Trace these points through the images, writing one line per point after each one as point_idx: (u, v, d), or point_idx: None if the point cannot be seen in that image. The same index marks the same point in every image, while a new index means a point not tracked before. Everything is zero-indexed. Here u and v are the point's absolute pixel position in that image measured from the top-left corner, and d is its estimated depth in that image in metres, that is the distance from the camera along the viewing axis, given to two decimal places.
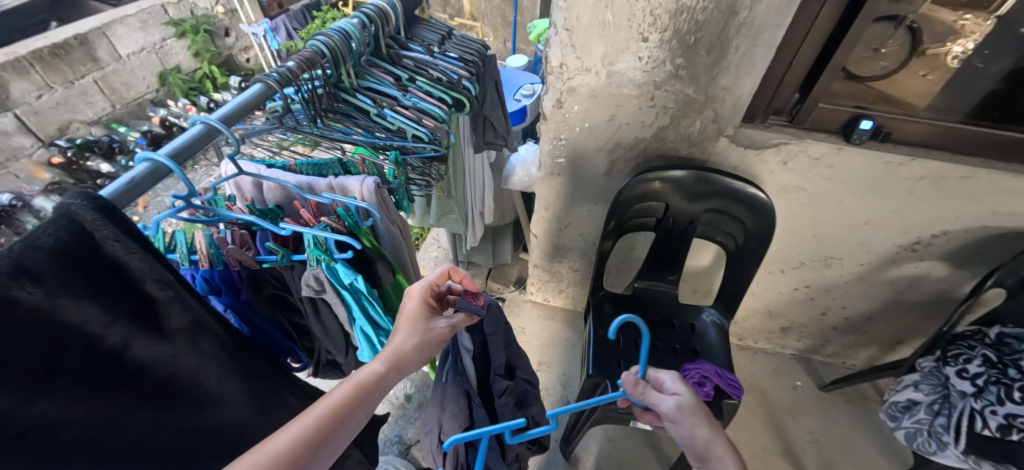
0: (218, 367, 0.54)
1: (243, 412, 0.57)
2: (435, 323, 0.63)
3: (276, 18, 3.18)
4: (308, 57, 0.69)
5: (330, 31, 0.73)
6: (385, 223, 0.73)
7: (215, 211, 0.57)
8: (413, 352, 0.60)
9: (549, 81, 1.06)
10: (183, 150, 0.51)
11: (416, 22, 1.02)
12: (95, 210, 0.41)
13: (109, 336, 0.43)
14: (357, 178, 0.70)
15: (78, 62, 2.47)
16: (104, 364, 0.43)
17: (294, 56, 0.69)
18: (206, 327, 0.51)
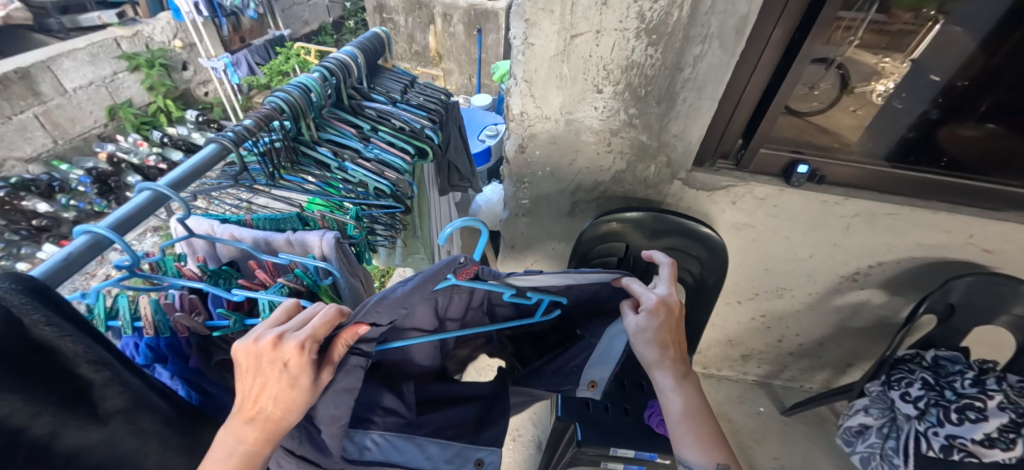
0: (158, 446, 0.49)
1: None
2: (287, 336, 0.47)
3: (237, 52, 3.24)
4: (266, 113, 0.69)
5: (289, 87, 0.74)
6: (345, 274, 0.71)
7: (158, 278, 0.55)
8: (282, 374, 0.46)
9: (511, 129, 1.10)
10: (129, 218, 0.49)
11: (379, 72, 1.04)
12: (24, 293, 0.40)
13: (35, 427, 0.41)
14: (316, 232, 0.69)
15: (18, 96, 2.35)
16: (30, 455, 0.40)
17: (252, 112, 0.68)
18: (147, 405, 0.48)
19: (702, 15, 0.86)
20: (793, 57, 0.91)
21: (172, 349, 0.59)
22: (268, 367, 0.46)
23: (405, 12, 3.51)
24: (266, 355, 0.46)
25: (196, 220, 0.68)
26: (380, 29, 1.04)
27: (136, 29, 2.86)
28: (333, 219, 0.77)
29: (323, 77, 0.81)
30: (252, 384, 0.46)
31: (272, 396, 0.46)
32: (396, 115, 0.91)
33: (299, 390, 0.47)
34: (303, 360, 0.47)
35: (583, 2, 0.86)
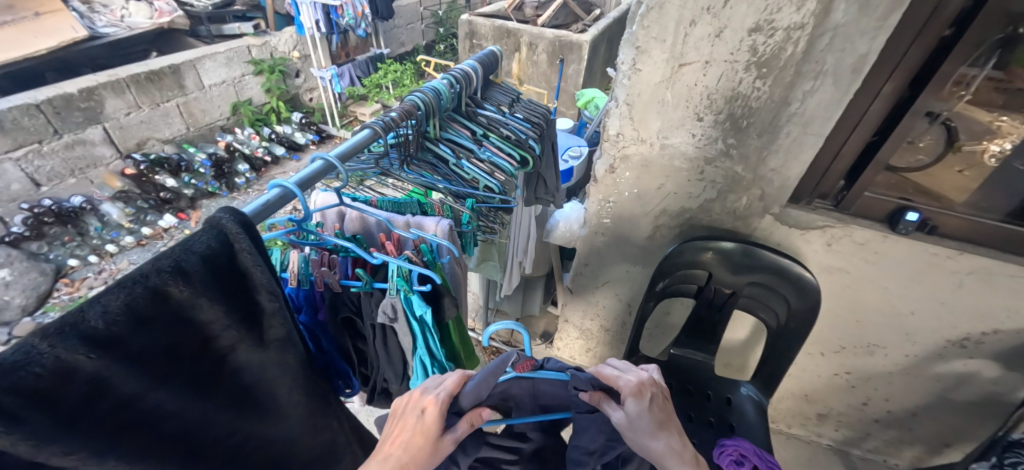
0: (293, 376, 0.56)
1: (297, 424, 0.61)
2: (427, 393, 0.54)
3: (343, 65, 3.60)
4: (407, 108, 0.77)
5: (425, 89, 0.83)
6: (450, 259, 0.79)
7: (316, 235, 0.64)
8: (415, 422, 0.52)
9: (604, 148, 1.16)
10: (309, 179, 0.58)
11: (489, 87, 1.14)
12: (237, 225, 0.48)
13: (222, 338, 0.49)
14: (433, 218, 0.79)
15: (167, 88, 2.75)
16: (212, 362, 0.49)
17: (395, 107, 0.77)
18: (294, 342, 0.56)
19: (818, 51, 0.86)
20: (906, 110, 0.87)
21: (308, 302, 0.69)
22: (410, 415, 0.52)
23: (494, 39, 3.74)
24: (410, 404, 0.54)
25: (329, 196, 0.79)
26: (495, 48, 1.14)
27: (265, 40, 3.24)
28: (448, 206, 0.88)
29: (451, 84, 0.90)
30: (391, 430, 0.53)
31: (404, 443, 0.51)
32: (505, 125, 0.99)
33: (423, 444, 0.51)
34: (438, 414, 0.52)
35: (695, 33, 0.91)
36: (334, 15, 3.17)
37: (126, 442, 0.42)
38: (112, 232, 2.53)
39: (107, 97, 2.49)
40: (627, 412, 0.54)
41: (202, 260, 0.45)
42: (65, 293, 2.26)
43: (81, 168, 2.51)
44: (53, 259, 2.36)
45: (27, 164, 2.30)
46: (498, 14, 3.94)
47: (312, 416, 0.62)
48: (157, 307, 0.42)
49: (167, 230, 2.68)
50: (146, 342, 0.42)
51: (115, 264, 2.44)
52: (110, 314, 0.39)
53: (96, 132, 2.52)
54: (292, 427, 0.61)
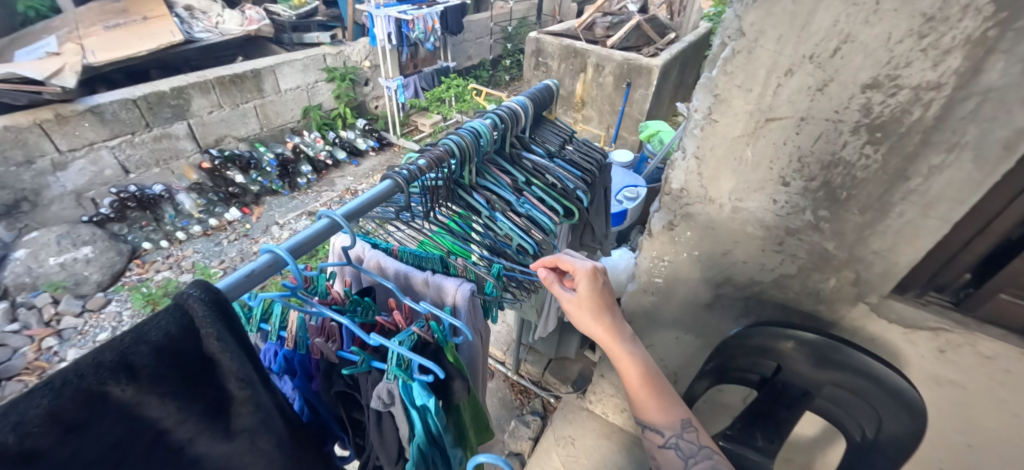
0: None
1: None
2: None
3: (410, 76, 3.66)
4: (439, 155, 0.69)
5: (463, 131, 0.75)
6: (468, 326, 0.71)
7: (310, 304, 0.56)
8: None
9: (664, 204, 1.02)
10: (304, 243, 0.51)
11: (541, 124, 1.04)
12: (206, 306, 0.41)
13: (178, 431, 0.42)
14: (454, 279, 0.71)
15: (247, 90, 2.94)
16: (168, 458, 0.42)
17: (425, 152, 0.69)
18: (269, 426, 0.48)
19: (958, 119, 0.66)
20: None
21: (303, 367, 0.62)
22: None
23: (560, 58, 3.66)
24: None
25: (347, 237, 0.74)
26: (551, 82, 1.05)
27: (341, 49, 3.38)
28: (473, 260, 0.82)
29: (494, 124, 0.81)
30: None
31: None
32: (550, 171, 0.89)
33: None
34: None
35: (790, 85, 0.75)
36: (405, 29, 3.24)
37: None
38: (183, 220, 2.72)
39: (194, 96, 2.70)
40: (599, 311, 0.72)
41: (152, 352, 0.39)
42: (135, 274, 2.45)
43: (166, 159, 2.74)
44: (130, 241, 2.57)
45: (120, 153, 2.53)
46: (567, 33, 3.86)
47: None
48: (91, 409, 0.36)
49: (231, 223, 2.82)
50: (74, 451, 0.36)
51: (181, 251, 2.61)
52: (26, 425, 0.32)
53: (181, 127, 2.73)
54: None
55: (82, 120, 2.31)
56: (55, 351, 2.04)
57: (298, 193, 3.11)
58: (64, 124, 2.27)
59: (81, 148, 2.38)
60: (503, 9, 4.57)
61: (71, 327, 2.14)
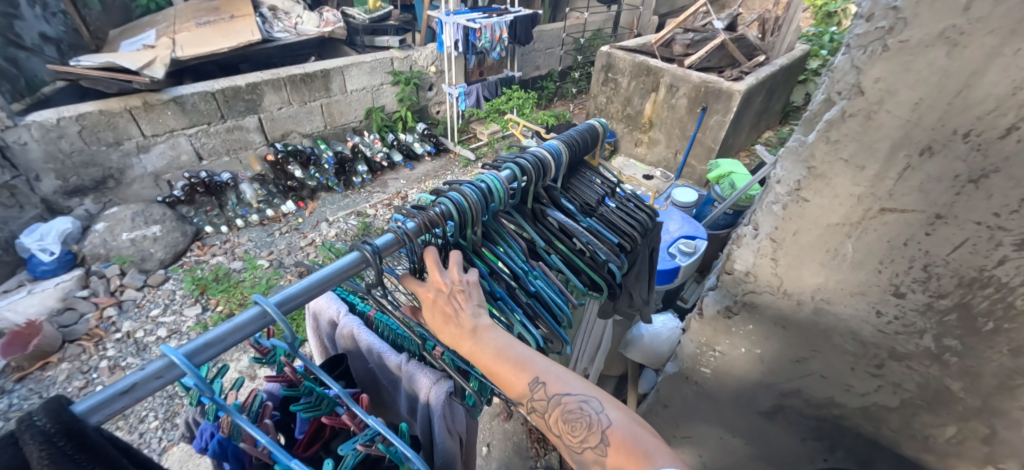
0: None
1: None
2: None
3: (473, 84, 3.65)
4: (431, 218, 0.59)
5: (468, 188, 0.62)
6: (440, 429, 0.64)
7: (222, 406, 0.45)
8: None
9: (724, 283, 0.87)
10: (218, 340, 0.43)
11: (580, 170, 0.88)
12: (45, 440, 0.34)
13: None
14: (430, 375, 0.65)
15: (316, 89, 3.04)
16: None
17: (417, 213, 0.60)
18: None
19: None
20: None
21: (236, 456, 0.55)
22: None
23: (631, 75, 3.43)
24: None
25: (328, 302, 0.77)
26: (597, 119, 0.87)
27: (409, 53, 3.40)
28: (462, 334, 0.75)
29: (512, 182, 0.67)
30: None
31: None
32: (577, 235, 0.74)
33: None
34: None
35: (919, 177, 0.59)
36: (472, 37, 3.15)
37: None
38: (243, 208, 2.86)
39: (266, 92, 2.83)
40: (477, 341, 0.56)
41: None
42: (194, 255, 2.59)
43: (236, 150, 2.91)
44: (195, 223, 2.74)
45: (196, 140, 2.71)
46: (643, 48, 3.61)
47: None
48: None
49: (286, 215, 2.93)
50: None
51: (237, 237, 2.74)
52: None
53: (252, 120, 2.88)
54: None
55: (165, 108, 2.51)
56: (113, 320, 2.21)
57: (350, 192, 3.17)
58: (150, 111, 2.47)
59: (162, 134, 2.57)
60: (578, 19, 4.41)
61: (131, 299, 2.31)
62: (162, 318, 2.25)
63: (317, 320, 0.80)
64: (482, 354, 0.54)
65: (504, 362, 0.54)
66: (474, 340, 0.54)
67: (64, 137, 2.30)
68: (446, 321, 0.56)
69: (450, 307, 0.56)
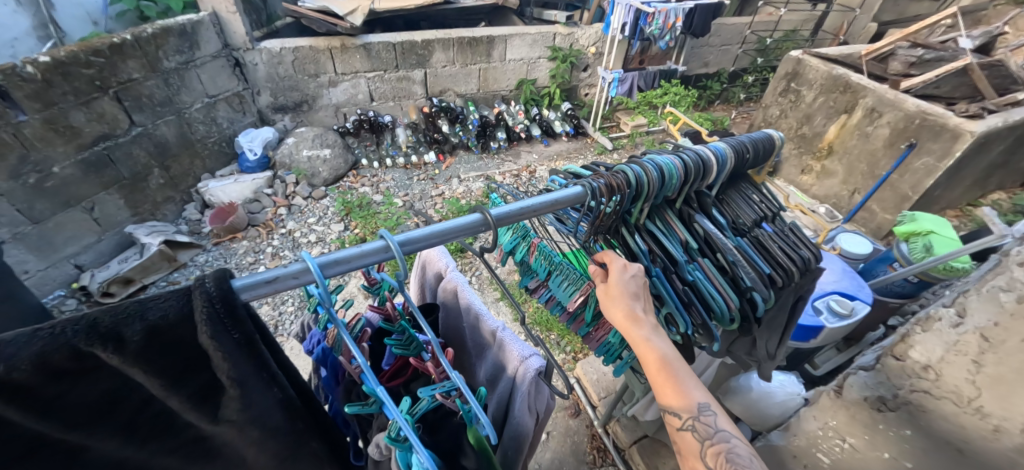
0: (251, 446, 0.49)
1: None
2: None
3: (631, 71, 3.41)
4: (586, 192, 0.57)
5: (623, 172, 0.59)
6: (522, 405, 0.64)
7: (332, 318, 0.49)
8: None
9: (886, 367, 0.81)
10: (346, 261, 0.44)
11: (739, 182, 0.75)
12: (208, 301, 0.40)
13: (171, 399, 0.43)
14: (523, 349, 0.63)
15: (478, 53, 3.20)
16: (161, 415, 0.46)
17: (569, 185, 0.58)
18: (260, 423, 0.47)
19: None
20: None
21: (333, 367, 0.60)
22: None
23: (820, 90, 2.92)
24: None
25: (439, 255, 0.80)
26: (777, 133, 0.74)
27: (573, 31, 3.35)
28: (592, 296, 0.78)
29: (670, 174, 0.60)
30: None
31: None
32: (722, 251, 0.64)
33: None
34: None
35: None
36: (643, 21, 2.99)
37: (34, 465, 0.41)
38: (394, 150, 3.23)
39: (436, 50, 3.07)
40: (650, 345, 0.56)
41: (144, 331, 0.39)
42: (348, 181, 3.02)
43: (401, 98, 3.26)
44: (356, 154, 3.18)
45: (372, 84, 3.10)
46: (848, 59, 3.00)
47: None
48: (83, 362, 0.38)
49: (427, 164, 3.22)
50: (68, 390, 0.39)
51: (383, 174, 3.11)
52: (18, 366, 0.35)
53: (419, 74, 3.17)
54: None
55: (356, 52, 2.91)
56: (282, 218, 2.72)
57: (485, 155, 3.34)
58: (345, 52, 2.88)
59: (348, 73, 2.99)
60: (771, 16, 3.83)
61: (298, 204, 2.80)
62: (315, 226, 2.69)
63: (426, 270, 0.85)
64: (657, 361, 0.56)
65: (669, 374, 0.57)
66: (655, 345, 0.56)
67: (282, 64, 2.83)
68: (621, 313, 0.57)
69: (628, 297, 0.58)
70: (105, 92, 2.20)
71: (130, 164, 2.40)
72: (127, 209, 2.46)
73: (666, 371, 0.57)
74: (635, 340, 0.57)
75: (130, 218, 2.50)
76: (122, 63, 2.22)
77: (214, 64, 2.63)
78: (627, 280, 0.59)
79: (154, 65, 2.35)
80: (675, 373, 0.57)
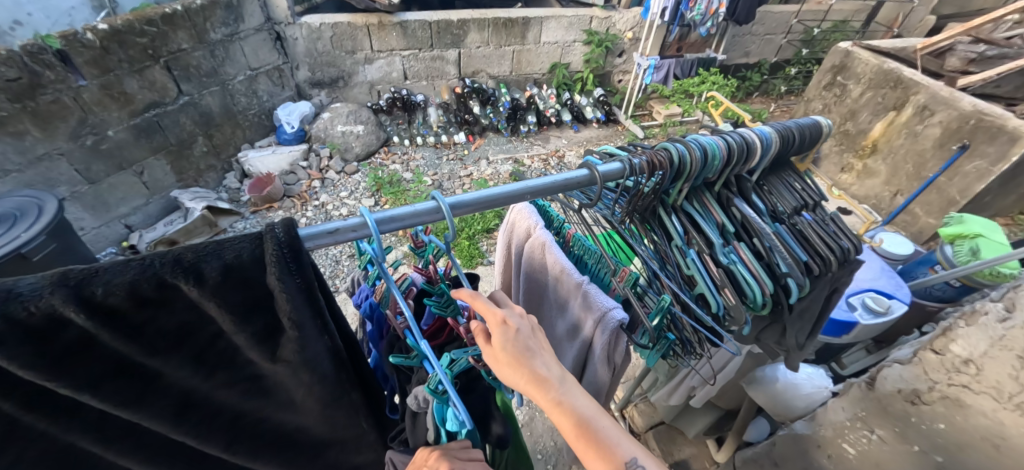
0: (306, 384, 0.53)
1: (312, 420, 0.60)
2: None
3: (667, 59, 3.34)
4: (633, 166, 0.57)
5: (669, 148, 0.59)
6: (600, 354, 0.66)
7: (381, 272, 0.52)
8: None
9: (925, 361, 0.80)
10: (402, 218, 0.46)
11: (781, 170, 0.74)
12: (281, 244, 0.41)
13: (238, 336, 0.46)
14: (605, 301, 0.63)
15: (513, 35, 3.18)
16: (226, 351, 0.49)
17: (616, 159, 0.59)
18: (314, 366, 0.50)
19: None
20: None
21: (379, 322, 0.65)
22: None
23: (868, 84, 2.79)
24: None
25: (527, 214, 0.76)
26: (824, 120, 0.73)
27: (610, 15, 3.28)
28: (634, 278, 0.66)
29: (714, 154, 0.60)
30: None
31: None
32: (760, 235, 0.65)
33: None
34: None
35: None
36: (684, 7, 2.91)
37: (114, 388, 0.44)
38: (426, 129, 3.27)
39: (471, 31, 3.07)
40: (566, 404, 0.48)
41: (222, 267, 0.40)
42: (380, 157, 3.09)
43: (434, 77, 3.28)
44: (388, 131, 3.24)
45: (406, 62, 3.13)
46: (900, 53, 2.85)
47: (331, 417, 0.60)
48: (165, 293, 0.40)
49: (456, 144, 3.25)
50: (149, 318, 0.41)
51: (413, 153, 3.16)
52: (112, 288, 0.37)
53: (453, 54, 3.18)
54: (306, 419, 0.61)
55: (393, 30, 2.94)
56: (315, 191, 2.81)
57: (515, 138, 3.35)
58: (382, 29, 2.91)
59: (384, 51, 3.03)
60: (821, 4, 3.66)
61: (331, 178, 2.88)
62: (347, 200, 2.77)
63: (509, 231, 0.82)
64: (573, 426, 0.47)
65: (590, 438, 0.47)
66: (565, 408, 0.48)
67: (321, 39, 2.89)
68: (524, 376, 0.48)
69: (528, 353, 0.49)
70: (156, 61, 2.29)
71: (176, 131, 2.50)
72: (172, 174, 2.58)
73: (586, 436, 0.47)
74: (544, 406, 0.48)
75: (175, 183, 2.62)
76: (172, 33, 2.31)
77: (256, 37, 2.70)
78: (518, 327, 0.50)
79: (201, 36, 2.43)
80: (598, 437, 0.47)
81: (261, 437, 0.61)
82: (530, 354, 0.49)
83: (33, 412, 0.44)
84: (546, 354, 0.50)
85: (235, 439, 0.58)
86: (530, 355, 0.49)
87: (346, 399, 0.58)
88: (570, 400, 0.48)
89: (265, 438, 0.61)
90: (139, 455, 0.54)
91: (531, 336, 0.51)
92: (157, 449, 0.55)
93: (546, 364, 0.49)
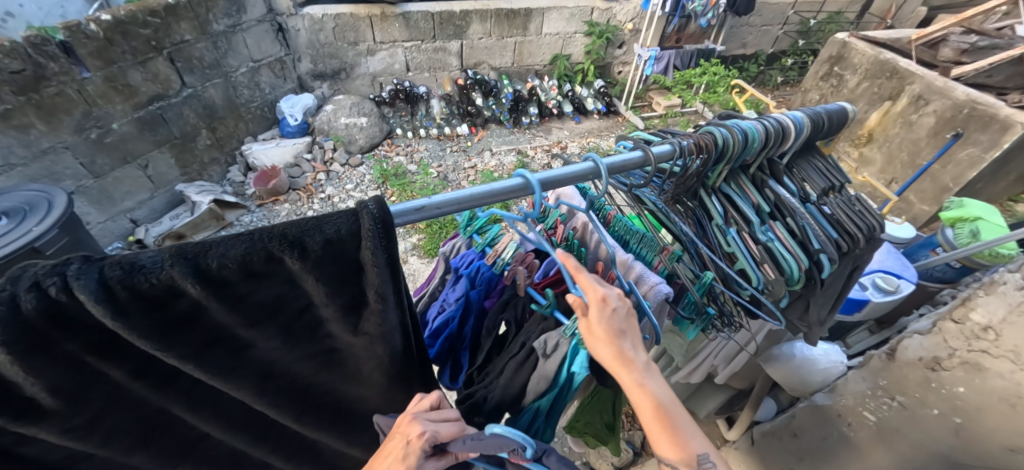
0: (379, 355, 0.56)
1: (375, 391, 0.63)
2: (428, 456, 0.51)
3: (667, 50, 3.38)
4: (682, 148, 0.61)
5: (714, 131, 0.63)
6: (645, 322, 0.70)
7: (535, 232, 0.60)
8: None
9: (944, 330, 0.86)
10: (480, 198, 0.48)
11: (808, 153, 0.78)
12: (375, 220, 0.43)
13: (325, 309, 0.49)
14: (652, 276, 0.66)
15: (515, 26, 3.19)
16: (310, 324, 0.51)
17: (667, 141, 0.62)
18: (388, 340, 0.54)
19: None
20: None
21: (485, 284, 0.73)
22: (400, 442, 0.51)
23: (865, 74, 2.86)
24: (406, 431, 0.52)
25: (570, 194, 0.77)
26: (849, 106, 0.76)
27: (611, 6, 3.29)
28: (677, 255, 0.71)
29: (754, 137, 0.64)
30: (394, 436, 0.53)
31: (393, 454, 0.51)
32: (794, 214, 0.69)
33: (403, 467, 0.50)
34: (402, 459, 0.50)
35: None
36: None
37: (211, 356, 0.47)
38: (428, 120, 3.28)
39: (473, 22, 3.07)
40: (647, 388, 0.49)
41: (323, 242, 0.43)
42: (384, 149, 3.09)
43: (436, 69, 3.28)
44: (391, 123, 3.24)
45: (409, 54, 3.13)
46: (896, 44, 2.91)
47: (394, 389, 0.63)
48: (269, 266, 0.43)
49: (459, 136, 3.27)
50: (251, 291, 0.44)
51: (417, 144, 3.17)
52: (226, 260, 0.40)
53: (455, 45, 3.18)
54: (368, 391, 0.64)
55: (395, 21, 2.92)
56: (321, 183, 2.81)
57: (517, 130, 3.37)
58: (384, 20, 2.90)
59: (387, 42, 3.03)
60: None
61: (336, 171, 2.89)
62: (352, 192, 2.78)
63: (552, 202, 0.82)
64: (653, 409, 0.49)
65: (666, 426, 0.48)
66: (648, 390, 0.49)
67: (323, 31, 2.87)
68: (612, 353, 0.49)
69: (622, 333, 0.50)
70: (160, 52, 2.27)
71: (180, 124, 2.48)
72: (177, 168, 2.57)
73: (662, 418, 0.49)
74: (626, 386, 0.49)
75: (180, 177, 2.61)
76: (176, 24, 2.28)
77: (258, 29, 2.68)
78: (614, 312, 0.50)
79: (204, 28, 2.40)
80: (674, 426, 0.49)
81: (325, 407, 0.64)
82: (622, 335, 0.50)
83: (139, 380, 0.47)
84: (633, 340, 0.51)
85: (304, 409, 0.61)
86: (619, 337, 0.50)
87: (409, 370, 0.61)
88: (651, 385, 0.49)
89: (327, 408, 0.64)
90: (218, 423, 0.57)
91: (624, 319, 0.52)
92: (234, 418, 0.59)
93: (636, 347, 0.51)
